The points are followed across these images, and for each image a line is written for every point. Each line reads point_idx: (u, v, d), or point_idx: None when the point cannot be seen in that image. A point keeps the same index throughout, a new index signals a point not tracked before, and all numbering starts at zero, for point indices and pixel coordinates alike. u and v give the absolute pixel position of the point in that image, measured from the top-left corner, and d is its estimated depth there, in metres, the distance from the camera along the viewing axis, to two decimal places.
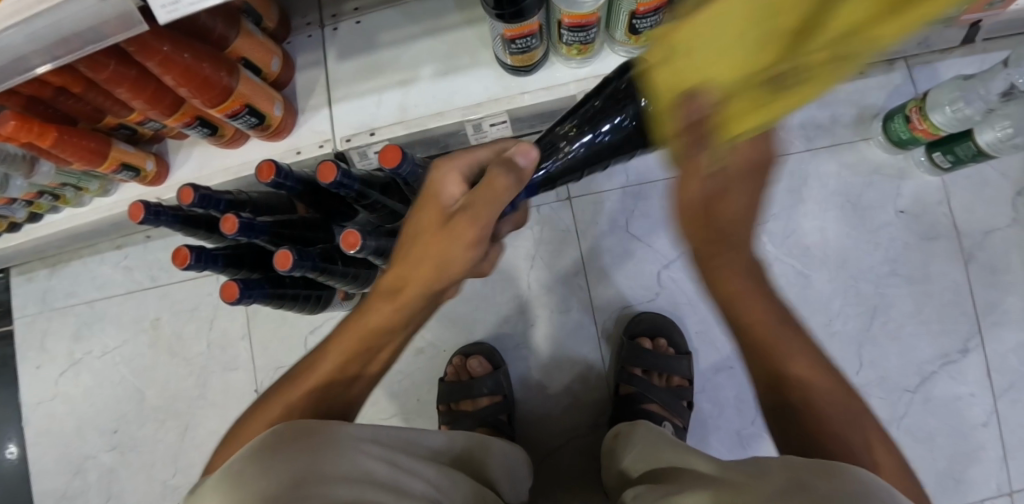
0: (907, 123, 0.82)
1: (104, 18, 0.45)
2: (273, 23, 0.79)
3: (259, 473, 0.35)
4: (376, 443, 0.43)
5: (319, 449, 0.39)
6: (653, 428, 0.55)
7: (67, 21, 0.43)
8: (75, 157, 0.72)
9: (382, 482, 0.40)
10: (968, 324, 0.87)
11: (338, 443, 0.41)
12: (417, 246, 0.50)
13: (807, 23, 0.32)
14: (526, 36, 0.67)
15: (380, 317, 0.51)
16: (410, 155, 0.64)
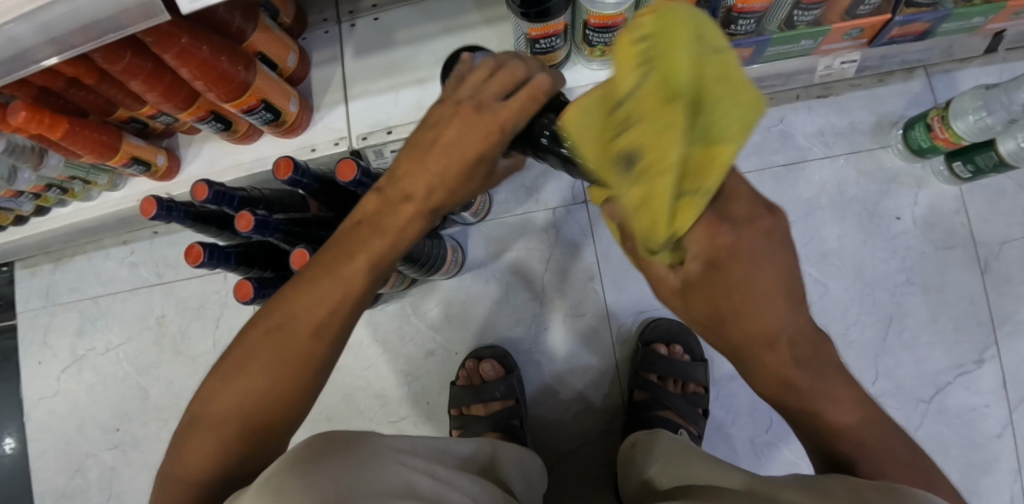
0: (929, 131, 0.82)
1: (123, 7, 0.44)
2: (289, 18, 0.78)
3: (304, 486, 0.32)
4: (410, 456, 0.43)
5: (365, 456, 0.38)
6: (674, 438, 0.55)
7: (86, 8, 0.42)
8: (85, 151, 0.71)
9: (424, 495, 0.39)
10: (983, 335, 0.86)
11: (381, 452, 0.40)
12: (438, 151, 0.37)
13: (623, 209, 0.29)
14: (550, 36, 0.66)
15: (342, 270, 0.39)
16: None
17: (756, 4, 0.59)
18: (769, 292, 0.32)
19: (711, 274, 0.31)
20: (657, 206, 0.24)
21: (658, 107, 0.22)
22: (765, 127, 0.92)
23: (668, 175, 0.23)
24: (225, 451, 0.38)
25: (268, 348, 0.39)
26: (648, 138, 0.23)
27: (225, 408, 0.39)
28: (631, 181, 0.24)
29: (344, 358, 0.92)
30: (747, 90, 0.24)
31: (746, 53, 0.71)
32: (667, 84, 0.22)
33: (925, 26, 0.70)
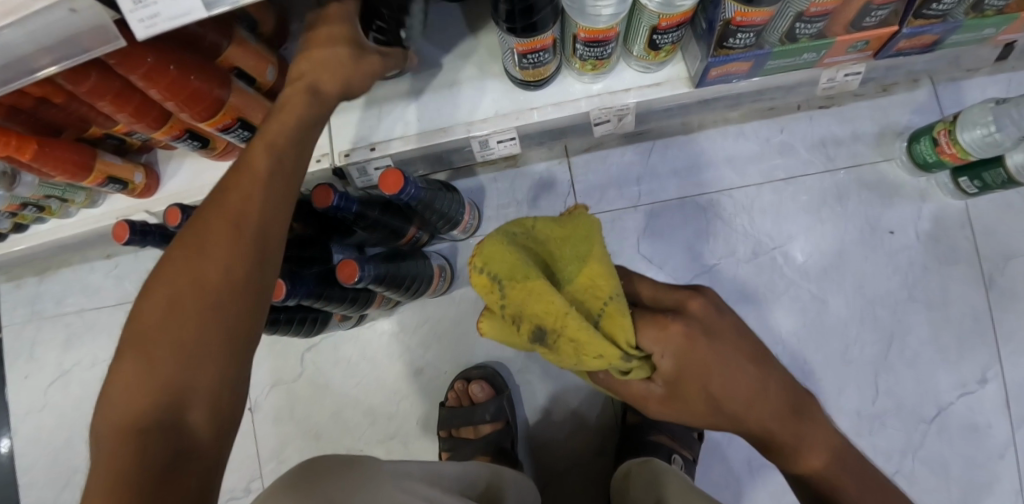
0: (935, 145, 0.79)
1: (75, 32, 0.41)
2: (268, 28, 0.74)
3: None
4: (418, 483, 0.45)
5: (363, 484, 0.40)
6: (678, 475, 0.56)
7: (35, 34, 0.39)
8: (57, 171, 0.68)
9: None
10: (987, 353, 0.84)
11: (378, 478, 0.42)
12: (309, 79, 0.45)
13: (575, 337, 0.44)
14: (539, 52, 0.63)
15: (249, 170, 0.41)
16: (413, 178, 0.60)
17: (756, 18, 0.56)
18: (731, 372, 0.45)
19: (676, 356, 0.44)
20: (575, 337, 0.43)
21: (527, 292, 0.44)
22: (765, 137, 0.89)
23: (562, 320, 0.44)
24: (153, 380, 0.33)
25: (193, 249, 0.37)
26: (539, 308, 0.44)
27: (150, 339, 0.34)
28: (557, 337, 0.45)
29: (332, 377, 0.90)
30: (578, 235, 0.48)
31: (746, 66, 0.68)
32: (515, 271, 0.44)
33: (933, 38, 0.67)
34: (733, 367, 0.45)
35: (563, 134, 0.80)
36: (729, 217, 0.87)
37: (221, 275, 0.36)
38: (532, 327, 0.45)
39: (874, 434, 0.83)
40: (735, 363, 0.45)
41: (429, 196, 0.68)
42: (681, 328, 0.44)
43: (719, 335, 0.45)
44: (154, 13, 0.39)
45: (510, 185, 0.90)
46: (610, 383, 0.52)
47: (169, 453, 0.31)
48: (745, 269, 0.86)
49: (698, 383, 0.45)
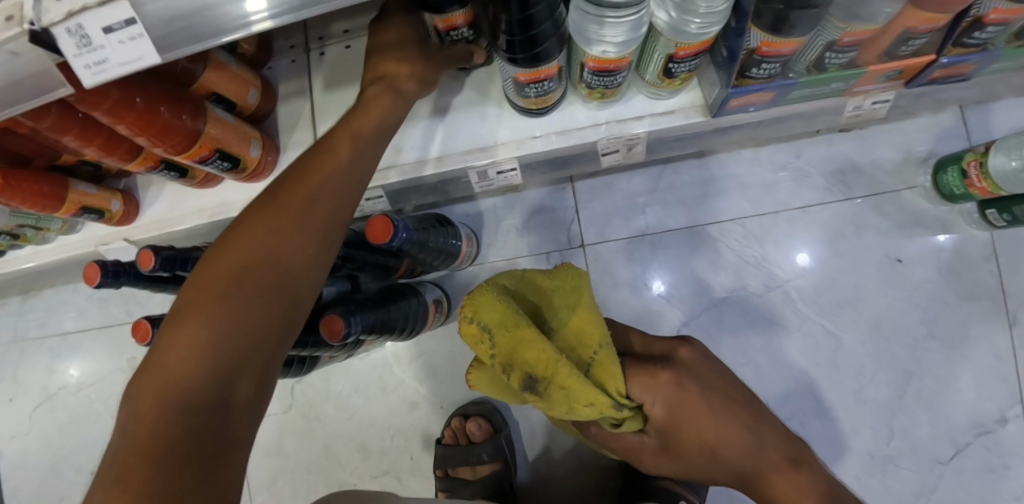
0: (963, 177, 0.74)
1: (18, 76, 0.36)
2: (250, 47, 0.69)
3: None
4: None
5: None
6: None
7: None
8: (26, 205, 0.64)
9: None
10: (1008, 393, 0.80)
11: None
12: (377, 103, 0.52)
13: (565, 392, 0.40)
14: (544, 81, 0.58)
15: (327, 160, 0.46)
16: (404, 222, 0.56)
17: (783, 48, 0.51)
18: (724, 419, 0.43)
19: (667, 406, 0.42)
20: (566, 384, 0.39)
21: (518, 340, 0.40)
22: (781, 163, 0.83)
23: (556, 371, 0.40)
24: (211, 354, 0.34)
25: (264, 225, 0.40)
26: (530, 356, 0.40)
27: (205, 301, 0.36)
28: (547, 387, 0.40)
29: (324, 409, 0.87)
30: (567, 287, 0.46)
31: (767, 97, 0.62)
32: (504, 318, 0.41)
33: (971, 67, 0.62)
34: (727, 411, 0.44)
35: (567, 162, 0.75)
36: (741, 248, 0.83)
37: (290, 257, 0.40)
38: (521, 376, 0.41)
39: (887, 475, 0.80)
40: (723, 410, 0.44)
41: (422, 236, 0.64)
42: (670, 377, 0.43)
43: (703, 383, 0.44)
44: (103, 58, 0.34)
45: (511, 212, 0.85)
46: (603, 438, 0.49)
47: (209, 439, 0.32)
48: (756, 303, 0.82)
49: (694, 431, 0.43)
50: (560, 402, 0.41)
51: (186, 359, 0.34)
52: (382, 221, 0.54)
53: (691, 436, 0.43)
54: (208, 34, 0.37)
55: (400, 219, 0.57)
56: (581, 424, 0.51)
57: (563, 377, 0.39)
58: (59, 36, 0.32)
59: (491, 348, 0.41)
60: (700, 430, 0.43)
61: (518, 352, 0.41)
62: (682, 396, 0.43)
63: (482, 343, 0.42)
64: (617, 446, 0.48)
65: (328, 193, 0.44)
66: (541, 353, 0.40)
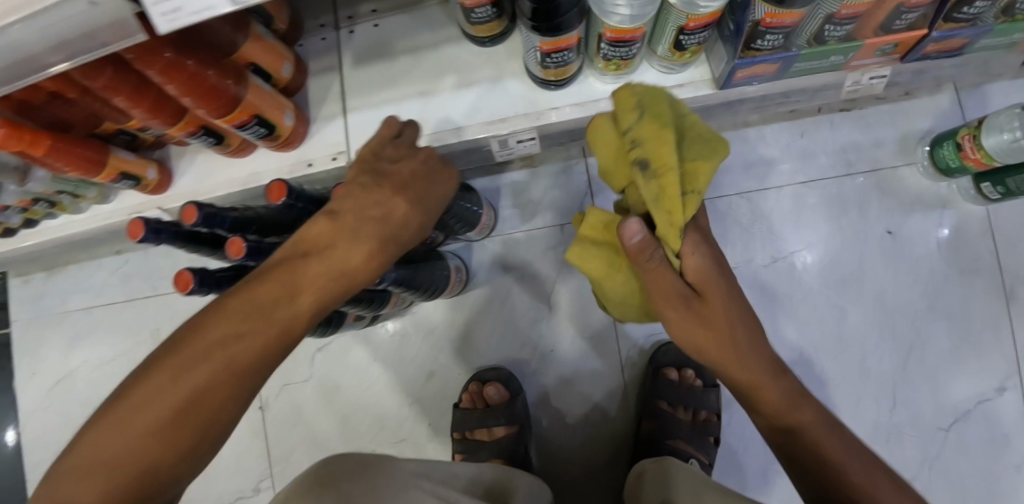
0: (958, 150, 0.78)
1: (94, 27, 0.40)
2: (285, 25, 0.73)
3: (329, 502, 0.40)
4: (421, 479, 0.50)
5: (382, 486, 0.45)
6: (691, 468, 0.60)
7: (53, 27, 0.38)
8: (71, 168, 0.67)
9: None
10: (1007, 363, 0.82)
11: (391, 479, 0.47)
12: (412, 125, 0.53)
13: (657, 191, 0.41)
14: (563, 51, 0.62)
15: (324, 261, 0.42)
16: None
17: (786, 19, 0.55)
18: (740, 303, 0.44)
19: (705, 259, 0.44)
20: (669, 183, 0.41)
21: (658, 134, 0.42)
22: (785, 142, 0.88)
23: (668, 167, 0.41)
24: (161, 447, 0.34)
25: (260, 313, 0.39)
26: (656, 148, 0.41)
27: (174, 388, 0.35)
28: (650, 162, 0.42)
29: (343, 379, 0.89)
30: (704, 143, 0.45)
31: (772, 68, 0.66)
32: (660, 117, 0.43)
33: (962, 42, 0.66)
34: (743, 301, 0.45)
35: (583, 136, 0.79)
36: (747, 223, 0.86)
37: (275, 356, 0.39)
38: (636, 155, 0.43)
39: (891, 443, 0.82)
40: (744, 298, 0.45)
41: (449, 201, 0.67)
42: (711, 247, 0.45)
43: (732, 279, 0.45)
44: (176, 7, 0.37)
45: (526, 188, 0.89)
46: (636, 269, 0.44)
47: None
48: (762, 275, 0.86)
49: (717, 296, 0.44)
50: (652, 193, 0.41)
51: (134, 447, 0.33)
52: None
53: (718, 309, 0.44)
54: None
55: None
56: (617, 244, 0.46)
57: (670, 181, 0.41)
58: None
59: (636, 124, 0.42)
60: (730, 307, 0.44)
61: (653, 142, 0.42)
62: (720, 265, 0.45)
63: (627, 116, 0.43)
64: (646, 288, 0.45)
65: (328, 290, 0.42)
66: (664, 158, 0.41)
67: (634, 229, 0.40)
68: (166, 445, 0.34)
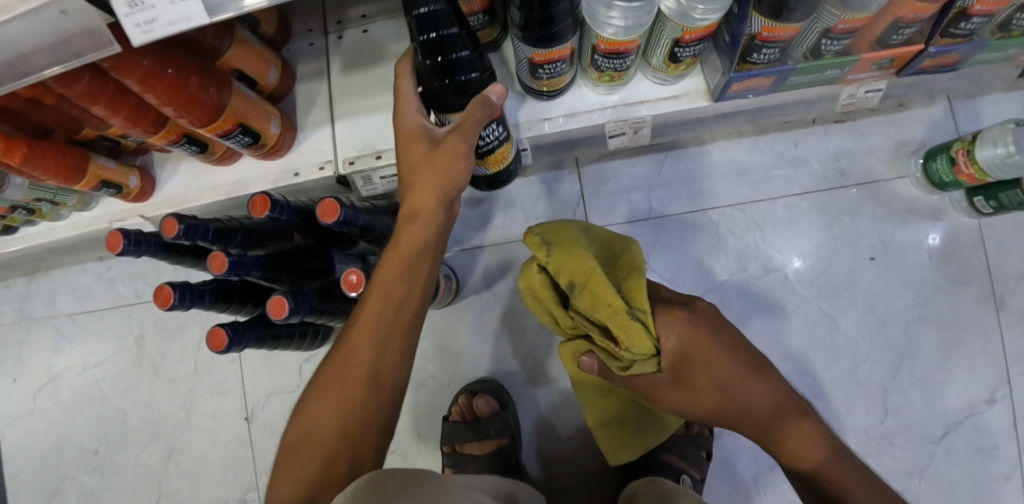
0: (952, 164, 0.77)
1: (66, 35, 0.38)
2: (271, 29, 0.72)
3: None
4: (465, 492, 0.41)
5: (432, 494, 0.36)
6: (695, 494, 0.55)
7: (21, 38, 0.36)
8: (48, 176, 0.65)
9: None
10: (996, 374, 0.82)
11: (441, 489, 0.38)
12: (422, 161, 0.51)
13: (631, 336, 0.55)
14: (556, 62, 0.60)
15: (377, 290, 0.50)
16: (351, 201, 0.58)
17: (783, 33, 0.54)
18: (757, 385, 0.57)
19: (681, 337, 0.57)
20: (595, 287, 0.55)
21: (571, 255, 0.56)
22: (778, 152, 0.88)
23: (602, 283, 0.54)
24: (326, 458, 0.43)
25: (357, 355, 0.47)
26: (601, 292, 0.55)
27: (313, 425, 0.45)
28: (579, 291, 0.56)
29: None
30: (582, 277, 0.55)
31: (767, 82, 0.66)
32: (569, 241, 0.59)
33: (958, 57, 0.65)
34: (757, 384, 0.57)
35: (575, 145, 0.79)
36: (741, 233, 0.87)
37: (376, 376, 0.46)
38: (565, 282, 0.57)
39: (881, 453, 0.82)
40: (754, 378, 0.58)
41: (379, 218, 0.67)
42: (684, 314, 0.58)
43: (715, 327, 0.59)
44: (152, 17, 0.36)
45: (517, 197, 0.89)
46: (624, 380, 0.63)
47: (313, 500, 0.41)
48: (755, 286, 0.85)
49: (717, 370, 0.57)
50: (589, 299, 0.55)
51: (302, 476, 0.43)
52: (353, 274, 0.57)
53: (741, 396, 0.56)
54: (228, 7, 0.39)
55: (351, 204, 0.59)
56: (640, 353, 0.57)
57: (608, 311, 0.55)
58: None
59: (546, 258, 0.57)
60: (708, 363, 0.57)
61: (605, 312, 0.55)
62: (722, 377, 0.56)
63: (539, 251, 0.57)
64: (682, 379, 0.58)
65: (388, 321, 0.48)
66: (637, 303, 0.56)
67: (591, 360, 0.63)
68: (303, 468, 0.43)
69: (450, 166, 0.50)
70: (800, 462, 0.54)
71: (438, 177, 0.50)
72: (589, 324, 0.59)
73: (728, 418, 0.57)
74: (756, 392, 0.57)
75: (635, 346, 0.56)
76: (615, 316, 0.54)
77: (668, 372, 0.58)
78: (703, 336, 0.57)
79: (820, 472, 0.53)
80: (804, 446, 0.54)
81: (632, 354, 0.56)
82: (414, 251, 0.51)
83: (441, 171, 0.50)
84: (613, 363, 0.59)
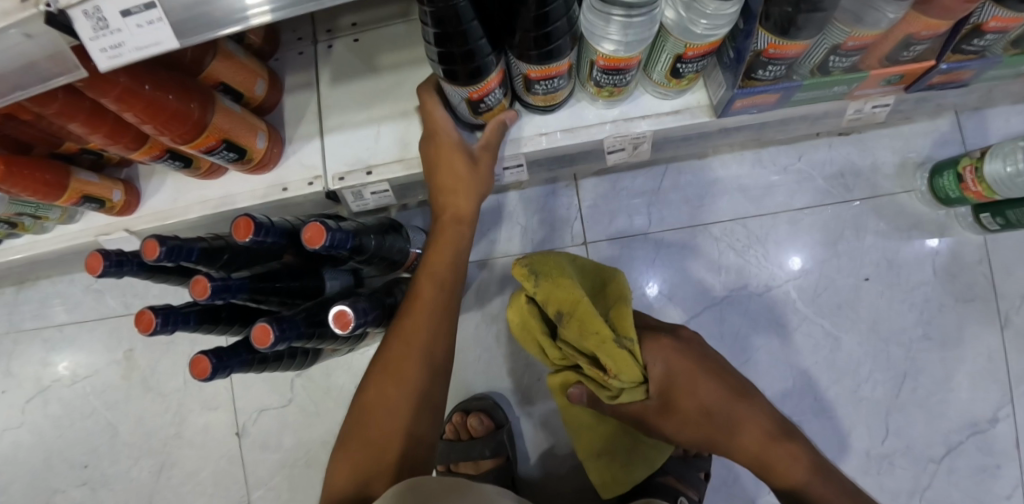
0: (959, 181, 0.75)
1: (30, 59, 0.35)
2: (258, 39, 0.70)
3: None
4: None
5: None
6: None
7: None
8: (27, 193, 0.62)
9: None
10: (1000, 393, 0.81)
11: None
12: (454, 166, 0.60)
13: (617, 364, 0.56)
14: (494, 92, 0.57)
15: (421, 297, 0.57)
16: (339, 225, 0.56)
17: (790, 51, 0.52)
18: (743, 407, 0.57)
19: (666, 364, 0.57)
20: (581, 317, 0.56)
21: (558, 285, 0.58)
22: (781, 165, 0.86)
23: (588, 313, 0.55)
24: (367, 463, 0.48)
25: (395, 359, 0.53)
26: (587, 322, 0.56)
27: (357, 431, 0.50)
28: (567, 320, 0.57)
29: (324, 404, 0.89)
30: (569, 306, 0.57)
31: (773, 98, 0.64)
32: (556, 271, 0.60)
33: (970, 73, 0.63)
34: (744, 406, 0.57)
35: (573, 160, 0.77)
36: (743, 249, 0.85)
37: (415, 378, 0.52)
38: (554, 311, 0.58)
39: (882, 473, 0.81)
40: (739, 402, 0.58)
41: (369, 239, 0.65)
42: (670, 342, 0.59)
43: (697, 353, 0.60)
44: (119, 42, 0.34)
45: (514, 210, 0.87)
46: (615, 410, 0.63)
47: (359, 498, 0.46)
48: (756, 303, 0.84)
49: (703, 396, 0.57)
50: (576, 330, 0.56)
51: (348, 480, 0.48)
52: (344, 315, 0.54)
53: (727, 420, 0.57)
54: (204, 29, 0.37)
55: (340, 228, 0.57)
56: (627, 382, 0.57)
57: (595, 341, 0.56)
58: (75, 18, 0.32)
59: (534, 289, 0.58)
60: (694, 390, 0.57)
61: (592, 342, 0.56)
62: (707, 402, 0.57)
63: (527, 282, 0.59)
64: (673, 405, 0.58)
65: (433, 321, 0.55)
66: (625, 332, 0.57)
67: (580, 390, 0.65)
68: (348, 472, 0.48)
69: (481, 174, 0.61)
70: (782, 481, 0.55)
71: (473, 178, 0.61)
72: (576, 355, 0.60)
73: (716, 442, 0.58)
74: (741, 416, 0.57)
75: (622, 374, 0.56)
76: (603, 345, 0.56)
77: (655, 399, 0.58)
78: (686, 363, 0.58)
79: (801, 493, 0.54)
80: (788, 468, 0.55)
81: (620, 383, 0.57)
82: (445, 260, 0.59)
83: (472, 172, 0.60)
84: (602, 392, 0.59)
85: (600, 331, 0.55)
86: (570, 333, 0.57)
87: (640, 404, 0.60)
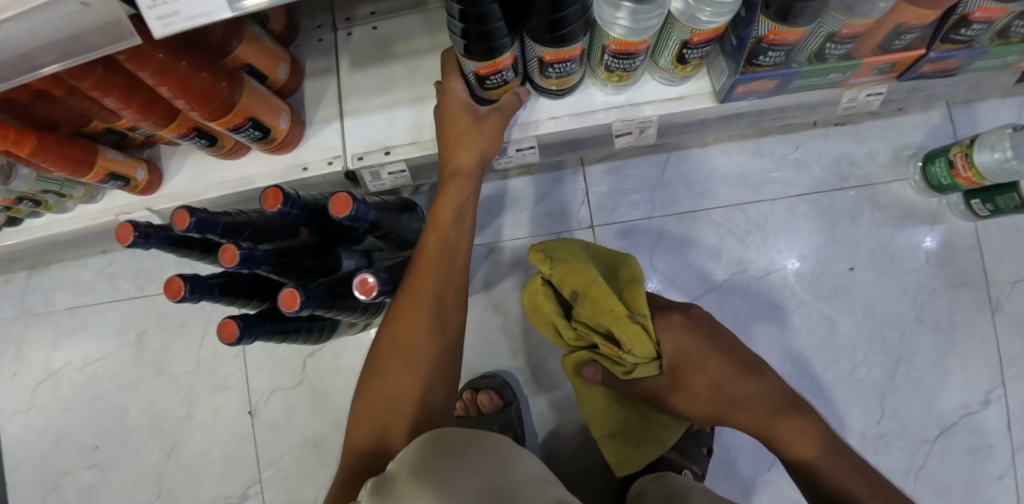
0: (950, 168, 0.79)
1: (83, 28, 0.38)
2: (280, 25, 0.73)
3: None
4: None
5: None
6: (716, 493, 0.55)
7: (38, 30, 0.36)
8: (57, 168, 0.65)
9: None
10: (991, 376, 0.84)
11: None
12: (464, 128, 0.64)
13: (631, 337, 0.59)
14: (502, 71, 0.60)
15: (426, 260, 0.59)
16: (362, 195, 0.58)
17: (789, 37, 0.55)
18: (753, 384, 0.59)
19: (678, 344, 0.60)
20: (594, 294, 0.59)
21: (572, 269, 0.61)
22: (780, 155, 0.89)
23: (602, 290, 0.58)
24: (378, 423, 0.50)
25: (402, 325, 0.55)
26: (602, 299, 0.59)
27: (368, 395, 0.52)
28: (583, 299, 0.60)
29: (335, 384, 0.91)
30: (582, 285, 0.60)
31: (771, 85, 0.67)
32: (569, 256, 0.64)
33: (958, 62, 0.67)
34: (754, 382, 0.60)
35: (581, 145, 0.80)
36: (743, 234, 0.88)
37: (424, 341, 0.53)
38: (569, 292, 0.61)
39: (877, 453, 0.83)
40: (748, 378, 0.60)
41: (387, 215, 0.68)
42: (680, 320, 0.62)
43: (705, 331, 0.62)
44: (173, 11, 0.36)
45: (522, 196, 0.90)
46: (628, 388, 0.66)
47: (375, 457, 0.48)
48: (756, 287, 0.87)
49: (712, 373, 0.59)
50: (590, 307, 0.59)
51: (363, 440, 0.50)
52: (365, 280, 0.57)
53: (738, 396, 0.59)
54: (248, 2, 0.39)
55: (363, 200, 0.59)
56: (640, 356, 0.60)
57: (609, 315, 0.59)
58: None
59: (550, 272, 0.62)
60: (705, 366, 0.59)
61: (606, 317, 0.59)
62: (718, 377, 0.59)
63: (543, 266, 0.63)
64: (683, 381, 0.60)
65: (437, 282, 0.58)
66: (637, 308, 0.60)
67: (594, 370, 0.67)
68: (362, 433, 0.50)
69: (487, 135, 0.64)
70: (797, 457, 0.57)
71: (480, 136, 0.64)
72: (591, 331, 0.63)
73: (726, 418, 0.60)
74: (752, 392, 0.59)
75: (635, 346, 0.59)
76: (617, 319, 0.58)
77: (668, 375, 0.61)
78: (696, 342, 0.60)
79: (814, 471, 0.56)
80: (798, 444, 0.57)
81: (633, 356, 0.60)
82: (449, 225, 0.62)
83: (480, 130, 0.64)
84: (616, 368, 0.62)
85: (614, 307, 0.58)
86: (586, 310, 0.60)
87: (652, 382, 0.62)
